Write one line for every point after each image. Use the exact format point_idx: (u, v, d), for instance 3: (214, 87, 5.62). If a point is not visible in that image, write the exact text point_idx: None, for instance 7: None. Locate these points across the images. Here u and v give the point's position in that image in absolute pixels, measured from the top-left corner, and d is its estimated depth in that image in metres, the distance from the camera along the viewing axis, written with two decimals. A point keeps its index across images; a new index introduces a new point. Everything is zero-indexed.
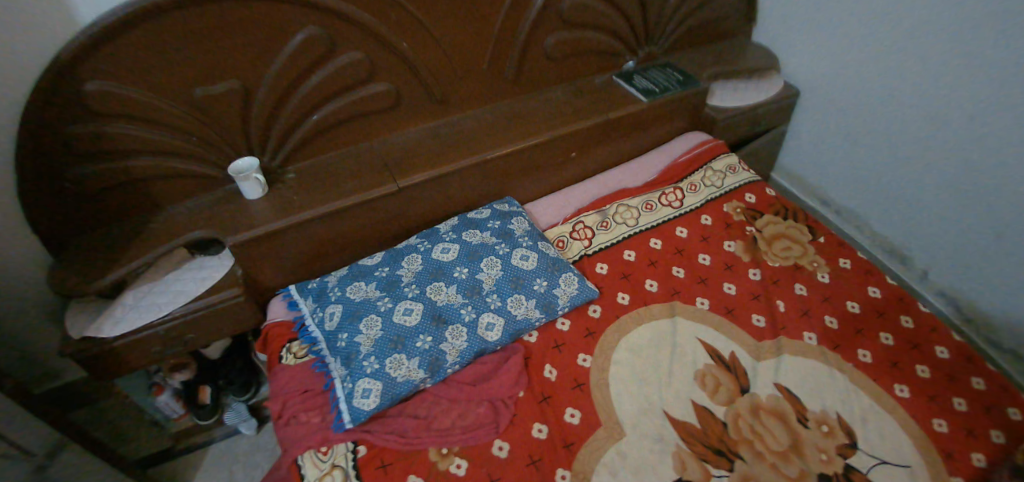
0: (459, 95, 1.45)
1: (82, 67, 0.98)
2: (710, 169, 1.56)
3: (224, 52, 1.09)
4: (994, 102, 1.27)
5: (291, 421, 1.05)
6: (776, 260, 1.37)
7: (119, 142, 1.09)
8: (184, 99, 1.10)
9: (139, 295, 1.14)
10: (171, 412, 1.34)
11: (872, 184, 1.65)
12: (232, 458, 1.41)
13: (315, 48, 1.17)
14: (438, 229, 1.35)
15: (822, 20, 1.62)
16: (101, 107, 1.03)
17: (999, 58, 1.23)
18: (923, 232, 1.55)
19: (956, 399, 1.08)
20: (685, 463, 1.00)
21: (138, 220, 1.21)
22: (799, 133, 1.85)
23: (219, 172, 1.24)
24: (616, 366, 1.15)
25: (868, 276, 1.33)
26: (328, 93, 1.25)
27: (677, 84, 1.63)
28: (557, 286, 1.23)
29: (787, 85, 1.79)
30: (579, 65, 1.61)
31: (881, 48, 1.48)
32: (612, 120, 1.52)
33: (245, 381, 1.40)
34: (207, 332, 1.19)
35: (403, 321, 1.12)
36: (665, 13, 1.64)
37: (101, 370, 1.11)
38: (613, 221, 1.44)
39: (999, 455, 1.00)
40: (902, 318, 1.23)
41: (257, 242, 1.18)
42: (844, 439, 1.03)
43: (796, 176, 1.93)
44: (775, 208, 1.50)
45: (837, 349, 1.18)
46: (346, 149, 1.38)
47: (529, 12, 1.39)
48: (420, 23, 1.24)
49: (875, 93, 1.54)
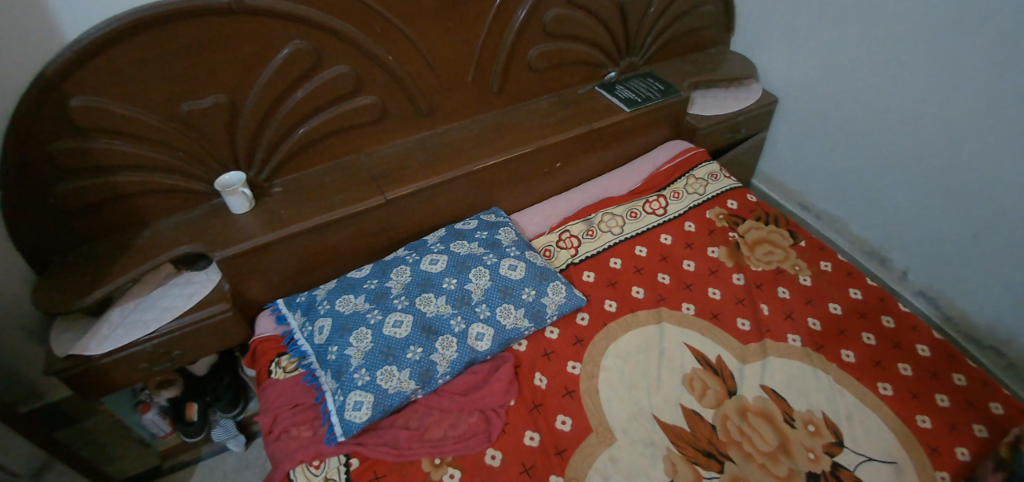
0: (446, 107, 1.47)
1: (68, 81, 0.97)
2: (692, 177, 1.60)
3: (211, 67, 1.09)
4: (970, 105, 1.32)
5: (282, 436, 1.05)
6: (758, 265, 1.41)
7: (103, 157, 1.08)
8: (170, 114, 1.10)
9: (125, 312, 1.13)
10: (158, 429, 1.34)
11: (852, 187, 1.69)
12: (220, 475, 1.39)
13: (303, 62, 1.18)
14: (426, 241, 1.35)
15: (799, 30, 1.68)
16: (86, 122, 1.02)
17: (974, 65, 1.28)
18: (901, 232, 1.60)
19: (940, 395, 1.12)
20: (676, 466, 1.01)
21: (122, 236, 1.19)
22: (778, 141, 1.90)
23: (205, 187, 1.23)
24: (606, 372, 1.16)
25: (849, 278, 1.37)
26: (314, 106, 1.25)
27: (659, 94, 1.66)
28: (545, 295, 1.24)
29: (764, 93, 1.84)
30: (562, 76, 1.64)
31: (857, 56, 1.53)
32: (595, 129, 1.54)
33: (233, 397, 1.36)
34: (194, 348, 1.17)
35: (393, 332, 1.12)
36: (646, 24, 1.68)
37: (87, 388, 1.09)
38: (598, 229, 1.46)
39: (982, 449, 1.03)
40: (883, 318, 1.27)
41: (245, 257, 1.18)
42: (831, 438, 1.06)
43: (776, 182, 1.98)
44: (755, 214, 1.53)
45: (821, 350, 1.21)
46: (333, 162, 1.38)
47: (512, 26, 1.41)
48: (406, 36, 1.26)
49: (851, 100, 1.59)
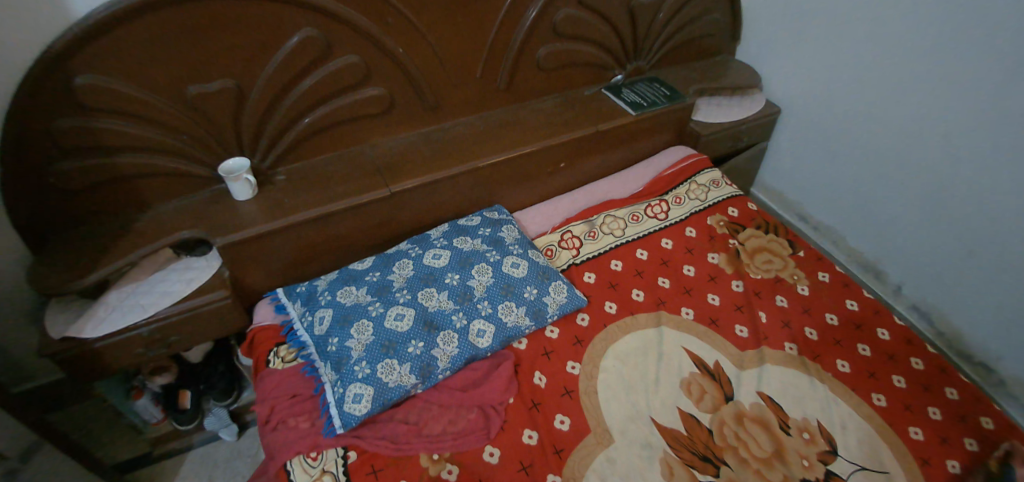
0: (452, 102, 1.46)
1: (76, 58, 0.96)
2: (694, 183, 1.61)
3: (218, 51, 1.08)
4: (970, 122, 1.34)
5: (279, 426, 1.04)
6: (757, 273, 1.42)
7: (107, 138, 1.06)
8: (176, 97, 1.09)
9: (123, 295, 1.11)
10: (150, 416, 1.32)
11: (850, 200, 1.71)
12: (211, 465, 1.38)
13: (312, 50, 1.17)
14: (429, 235, 1.35)
15: (804, 42, 1.69)
16: (91, 100, 1.00)
17: (977, 82, 1.30)
18: (897, 247, 1.62)
19: (932, 408, 1.14)
20: (672, 469, 1.02)
21: (121, 218, 1.18)
22: (779, 151, 1.92)
23: (208, 172, 1.22)
24: (605, 373, 1.16)
25: (846, 289, 1.38)
26: (322, 95, 1.24)
27: (664, 99, 1.67)
28: (546, 294, 1.24)
29: (767, 103, 1.86)
30: (569, 77, 1.64)
31: (860, 69, 1.55)
32: (601, 131, 1.55)
33: (227, 386, 1.35)
34: (191, 334, 1.16)
35: (395, 326, 1.11)
36: (654, 28, 1.68)
37: (81, 371, 1.07)
38: (600, 231, 1.46)
39: (973, 462, 1.05)
40: (879, 330, 1.29)
41: (246, 244, 1.16)
42: (825, 446, 1.07)
43: (775, 192, 2.00)
44: (756, 222, 1.55)
45: (817, 359, 1.23)
46: (338, 153, 1.37)
47: (523, 24, 1.41)
48: (417, 29, 1.26)
49: (854, 113, 1.61)
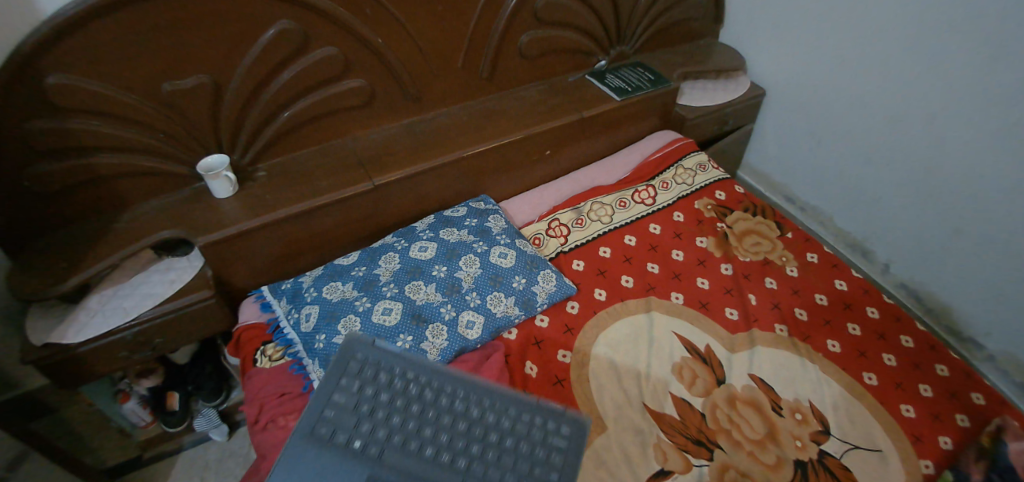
0: (434, 93, 1.45)
1: (45, 58, 0.93)
2: (681, 168, 1.60)
3: (192, 46, 1.05)
4: (956, 100, 1.33)
5: (268, 426, 1.03)
6: (746, 255, 1.42)
7: (81, 138, 1.03)
8: (151, 94, 1.06)
9: (104, 299, 1.09)
10: (137, 419, 1.30)
11: (837, 180, 1.71)
12: (203, 465, 1.39)
13: (289, 43, 1.14)
14: (415, 228, 1.33)
15: (788, 23, 1.68)
16: (64, 101, 0.98)
17: (961, 59, 1.29)
18: (884, 226, 1.63)
19: (923, 385, 1.14)
20: (666, 454, 1.02)
21: (100, 220, 1.15)
22: (765, 133, 1.91)
23: (186, 170, 1.19)
24: (596, 361, 1.16)
25: (834, 269, 1.39)
26: (301, 89, 1.22)
27: (649, 84, 1.66)
28: (535, 283, 1.24)
29: (752, 85, 1.85)
30: (552, 64, 1.62)
31: (845, 48, 1.54)
32: (585, 118, 1.54)
33: (216, 386, 1.35)
34: (176, 335, 1.15)
35: (382, 320, 1.10)
36: (637, 13, 1.66)
37: (65, 377, 1.06)
38: (588, 219, 1.46)
39: (964, 438, 1.06)
40: (868, 309, 1.29)
41: (228, 242, 1.15)
42: (817, 426, 1.07)
43: (761, 174, 2.00)
44: (743, 205, 1.55)
45: (807, 340, 1.23)
46: (319, 146, 1.35)
47: (504, 11, 1.39)
48: (396, 19, 1.24)
49: (839, 94, 1.60)
